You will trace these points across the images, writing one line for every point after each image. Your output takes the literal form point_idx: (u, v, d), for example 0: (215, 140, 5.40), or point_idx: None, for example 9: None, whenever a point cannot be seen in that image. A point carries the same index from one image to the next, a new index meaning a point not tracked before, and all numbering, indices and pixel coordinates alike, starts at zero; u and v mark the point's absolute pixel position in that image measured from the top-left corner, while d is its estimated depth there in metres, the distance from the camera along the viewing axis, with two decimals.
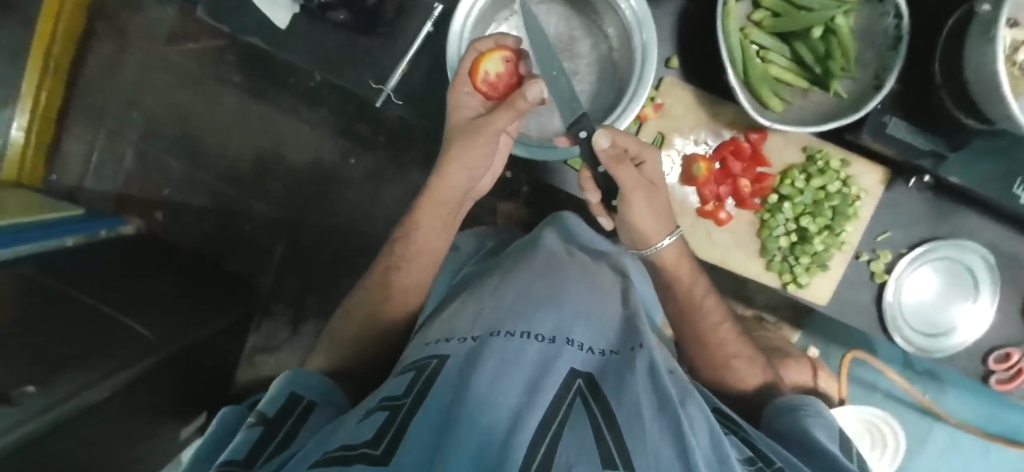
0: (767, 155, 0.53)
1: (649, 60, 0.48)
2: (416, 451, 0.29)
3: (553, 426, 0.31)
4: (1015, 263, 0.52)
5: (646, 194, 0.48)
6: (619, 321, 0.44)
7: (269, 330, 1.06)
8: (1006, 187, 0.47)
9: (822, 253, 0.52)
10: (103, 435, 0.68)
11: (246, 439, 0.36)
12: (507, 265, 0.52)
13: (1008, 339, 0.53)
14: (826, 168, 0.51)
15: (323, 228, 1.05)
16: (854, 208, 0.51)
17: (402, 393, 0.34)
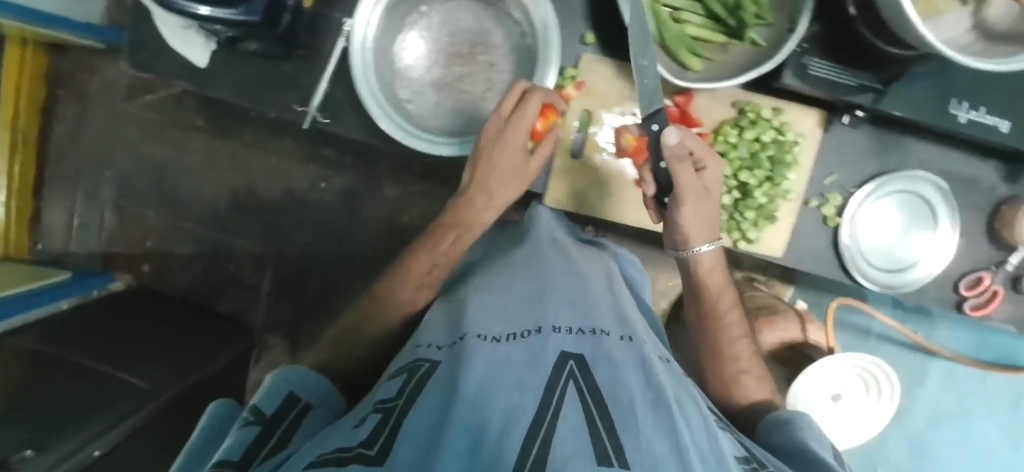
0: (697, 115, 0.51)
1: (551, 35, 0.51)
2: (411, 449, 0.29)
3: (546, 413, 0.30)
4: (972, 184, 0.52)
5: (700, 197, 0.46)
6: (610, 307, 0.45)
7: (269, 364, 1.07)
8: (943, 111, 0.46)
9: (766, 205, 0.50)
10: None
11: (241, 437, 0.37)
12: (493, 264, 0.52)
13: (976, 262, 0.53)
14: (757, 120, 0.50)
15: (306, 256, 1.06)
16: (792, 155, 0.50)
17: (394, 396, 0.36)
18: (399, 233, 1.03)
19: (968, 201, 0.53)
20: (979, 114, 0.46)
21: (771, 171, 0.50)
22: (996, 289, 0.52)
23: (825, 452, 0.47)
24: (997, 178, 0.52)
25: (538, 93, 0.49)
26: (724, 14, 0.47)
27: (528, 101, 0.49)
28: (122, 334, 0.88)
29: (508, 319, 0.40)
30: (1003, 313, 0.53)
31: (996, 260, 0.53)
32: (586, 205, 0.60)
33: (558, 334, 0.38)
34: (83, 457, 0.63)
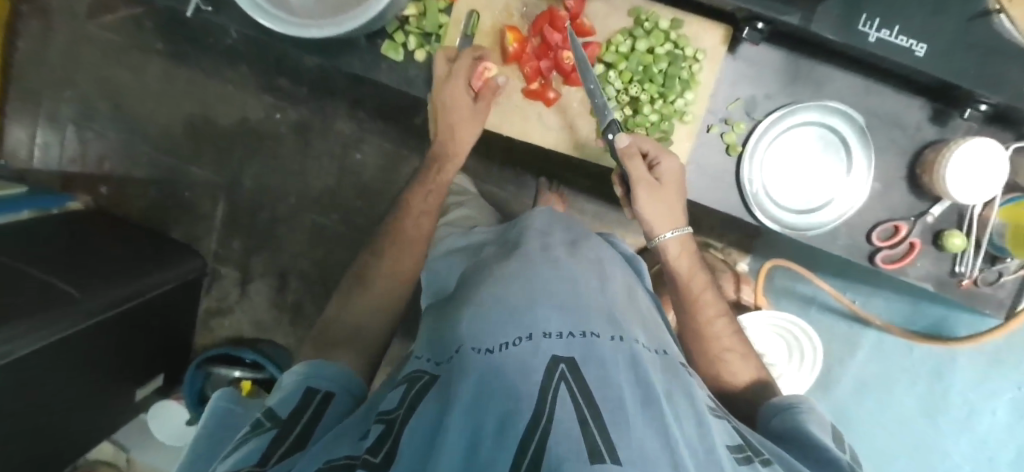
0: (590, 23, 0.54)
1: None
2: (412, 460, 0.31)
3: (541, 423, 0.31)
4: (893, 122, 0.54)
5: (652, 188, 0.53)
6: (604, 304, 0.44)
7: (220, 293, 1.12)
8: (850, 29, 0.45)
9: (658, 123, 0.54)
10: (44, 387, 0.73)
11: (257, 445, 0.36)
12: (487, 266, 0.52)
13: (895, 212, 0.56)
14: (652, 30, 0.53)
15: (259, 187, 1.07)
16: (690, 72, 0.53)
17: (393, 408, 0.38)
18: (350, 171, 1.05)
19: (888, 141, 0.55)
20: (891, 34, 0.45)
21: (662, 87, 0.53)
22: (913, 242, 0.55)
23: (826, 436, 0.44)
24: (920, 119, 0.54)
25: (466, 50, 0.55)
26: None
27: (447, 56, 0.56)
28: (67, 248, 0.88)
29: (502, 321, 0.41)
30: (912, 260, 0.56)
31: (918, 212, 0.55)
32: None
33: (548, 339, 0.38)
34: (5, 352, 0.65)
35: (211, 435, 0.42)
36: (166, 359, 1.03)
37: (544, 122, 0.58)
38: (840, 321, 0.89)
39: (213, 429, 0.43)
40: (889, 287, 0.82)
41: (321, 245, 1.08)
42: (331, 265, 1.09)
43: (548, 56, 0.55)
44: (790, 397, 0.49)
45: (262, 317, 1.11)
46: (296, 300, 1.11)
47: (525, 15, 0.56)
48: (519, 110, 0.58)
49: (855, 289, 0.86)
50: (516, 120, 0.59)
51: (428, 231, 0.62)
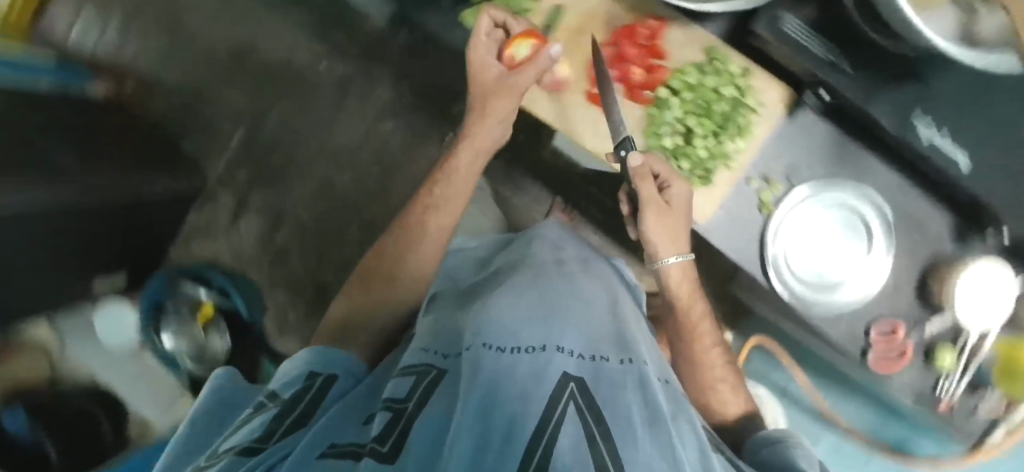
0: (666, 48, 0.57)
1: None
2: (418, 453, 0.32)
3: (549, 432, 0.30)
4: (918, 227, 0.56)
5: (658, 210, 0.55)
6: (611, 333, 0.45)
7: (210, 216, 1.11)
8: (908, 119, 0.47)
9: (706, 160, 0.56)
10: (14, 252, 0.71)
11: (263, 418, 0.41)
12: (503, 278, 0.56)
13: (898, 315, 0.57)
14: (721, 71, 0.55)
15: (282, 127, 1.08)
16: (746, 120, 0.55)
17: (403, 397, 0.40)
18: (375, 137, 1.05)
19: (907, 244, 0.56)
20: (941, 137, 0.46)
21: (716, 127, 0.56)
22: (905, 349, 0.55)
23: (803, 463, 0.44)
24: (943, 231, 0.56)
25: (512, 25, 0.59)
26: None
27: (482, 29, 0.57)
28: (73, 127, 0.87)
29: (514, 329, 0.42)
30: (903, 367, 0.56)
31: (915, 320, 0.56)
32: (529, 100, 0.60)
33: (561, 355, 0.38)
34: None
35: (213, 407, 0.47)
36: (135, 259, 1.03)
37: (596, 127, 0.59)
38: (806, 418, 0.89)
39: (215, 400, 0.47)
40: (864, 395, 0.85)
41: (324, 200, 1.08)
42: (328, 221, 1.08)
43: (619, 66, 0.57)
44: (771, 433, 0.50)
45: (244, 251, 1.10)
46: (284, 245, 1.09)
47: (608, 23, 0.59)
48: (578, 109, 0.59)
49: (829, 389, 0.87)
50: (570, 116, 0.59)
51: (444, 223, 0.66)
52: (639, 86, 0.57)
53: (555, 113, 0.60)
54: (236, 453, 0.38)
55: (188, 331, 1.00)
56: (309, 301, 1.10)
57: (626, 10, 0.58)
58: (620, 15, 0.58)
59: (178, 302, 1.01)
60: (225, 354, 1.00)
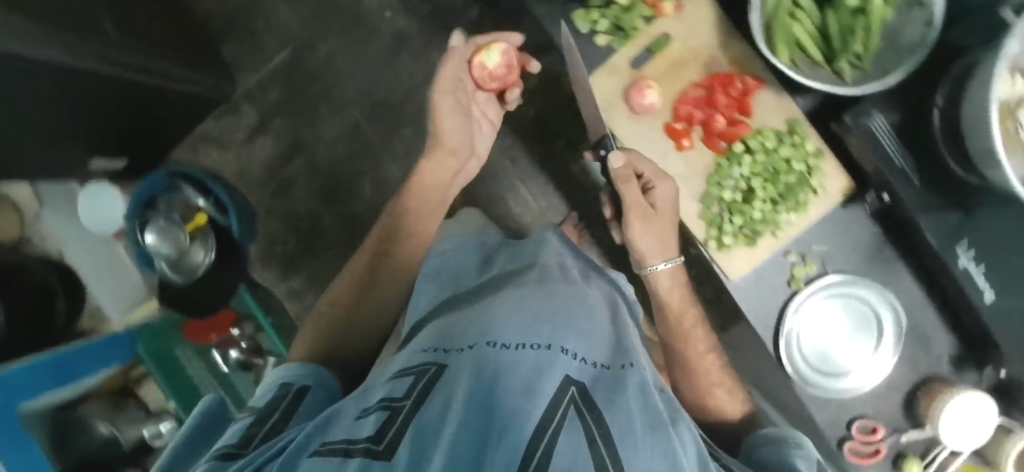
0: (753, 107, 0.59)
1: None
2: (414, 446, 0.36)
3: (551, 426, 0.35)
4: (921, 342, 0.59)
5: (644, 215, 0.59)
6: (607, 347, 0.54)
7: (228, 125, 1.09)
8: (951, 245, 0.50)
9: (757, 224, 0.58)
10: (36, 106, 0.69)
11: (240, 428, 0.49)
12: (513, 284, 0.63)
13: (881, 418, 0.59)
14: (798, 145, 0.57)
15: (328, 62, 1.06)
16: (806, 198, 0.57)
17: (402, 396, 0.45)
18: (417, 101, 1.05)
19: (906, 355, 0.59)
20: (977, 269, 0.50)
21: (777, 194, 0.58)
22: (880, 447, 0.57)
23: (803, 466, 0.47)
24: (942, 352, 0.59)
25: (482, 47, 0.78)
26: (834, 30, 0.51)
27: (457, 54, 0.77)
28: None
29: (517, 336, 0.48)
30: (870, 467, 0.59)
31: (896, 427, 0.59)
32: (609, 115, 0.61)
33: (562, 357, 0.46)
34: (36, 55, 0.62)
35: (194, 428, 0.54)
36: (140, 149, 1.01)
37: (665, 159, 0.61)
38: None
39: (199, 424, 0.54)
40: None
41: (346, 146, 1.07)
42: (343, 167, 1.08)
43: (706, 110, 0.59)
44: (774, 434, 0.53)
45: (251, 168, 1.09)
46: (291, 176, 1.09)
47: (707, 63, 0.60)
48: (652, 139, 0.61)
49: None
50: (645, 142, 0.61)
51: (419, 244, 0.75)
52: (719, 135, 0.59)
53: (630, 134, 0.61)
54: (219, 455, 0.44)
55: (171, 235, 0.95)
56: (301, 237, 1.10)
57: (729, 57, 0.60)
58: (721, 60, 0.60)
59: (174, 202, 0.98)
60: (206, 269, 0.96)
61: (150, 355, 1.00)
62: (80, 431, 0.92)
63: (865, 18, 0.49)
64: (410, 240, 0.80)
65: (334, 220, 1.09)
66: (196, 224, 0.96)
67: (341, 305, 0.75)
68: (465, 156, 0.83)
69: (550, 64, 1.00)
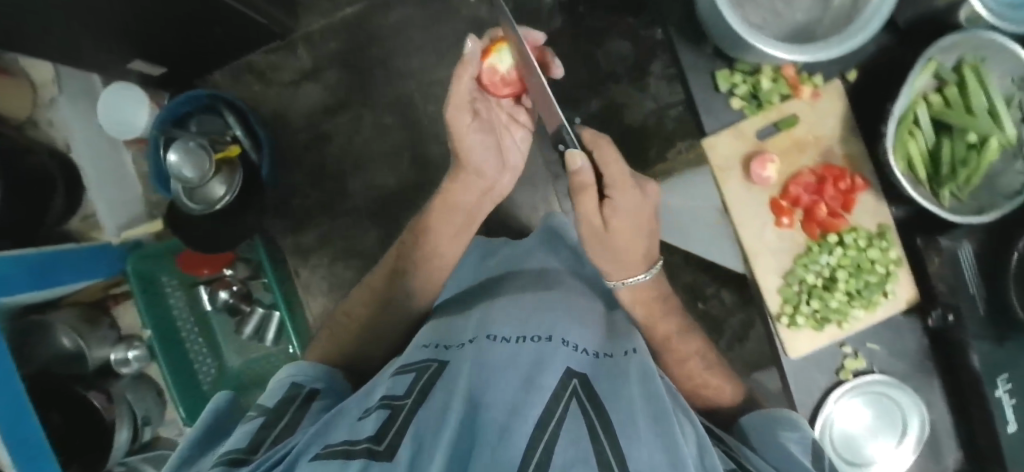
0: (855, 206, 0.49)
1: (853, 38, 0.42)
2: (412, 446, 0.41)
3: (550, 422, 0.40)
4: None
5: (597, 234, 0.64)
6: (604, 338, 0.63)
7: (276, 63, 1.05)
8: None
9: (830, 312, 0.49)
10: None
11: (249, 430, 0.52)
12: (516, 288, 0.72)
13: None
14: (884, 251, 0.49)
15: (397, 28, 1.03)
16: (877, 299, 0.49)
17: (403, 397, 0.50)
18: None
19: None
20: None
21: (859, 289, 0.49)
22: None
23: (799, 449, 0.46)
24: None
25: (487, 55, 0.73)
26: (944, 158, 0.48)
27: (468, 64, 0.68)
28: None
29: (517, 330, 0.56)
30: None
31: None
32: (720, 178, 0.50)
33: (563, 349, 0.53)
34: None
35: (214, 419, 0.58)
36: (182, 63, 0.97)
37: (762, 231, 0.50)
38: None
39: (217, 415, 0.59)
40: None
41: (392, 116, 1.05)
42: (383, 137, 1.05)
43: (813, 195, 0.49)
44: (771, 412, 0.52)
45: (291, 113, 1.06)
46: (328, 131, 1.06)
47: (825, 153, 0.49)
48: (751, 208, 0.50)
49: None
50: (748, 209, 0.50)
51: (439, 263, 0.81)
52: (821, 221, 0.49)
53: (727, 200, 0.51)
54: (227, 460, 0.47)
55: (196, 159, 0.84)
56: (321, 194, 1.07)
57: (845, 154, 0.49)
58: (837, 154, 0.49)
59: (208, 123, 0.96)
60: (225, 204, 0.89)
61: (138, 276, 0.94)
62: (44, 341, 0.87)
63: (981, 158, 0.46)
64: (423, 262, 0.80)
65: (360, 187, 1.07)
66: (228, 154, 0.90)
67: (357, 315, 0.79)
68: (492, 172, 0.81)
69: (616, 94, 1.01)
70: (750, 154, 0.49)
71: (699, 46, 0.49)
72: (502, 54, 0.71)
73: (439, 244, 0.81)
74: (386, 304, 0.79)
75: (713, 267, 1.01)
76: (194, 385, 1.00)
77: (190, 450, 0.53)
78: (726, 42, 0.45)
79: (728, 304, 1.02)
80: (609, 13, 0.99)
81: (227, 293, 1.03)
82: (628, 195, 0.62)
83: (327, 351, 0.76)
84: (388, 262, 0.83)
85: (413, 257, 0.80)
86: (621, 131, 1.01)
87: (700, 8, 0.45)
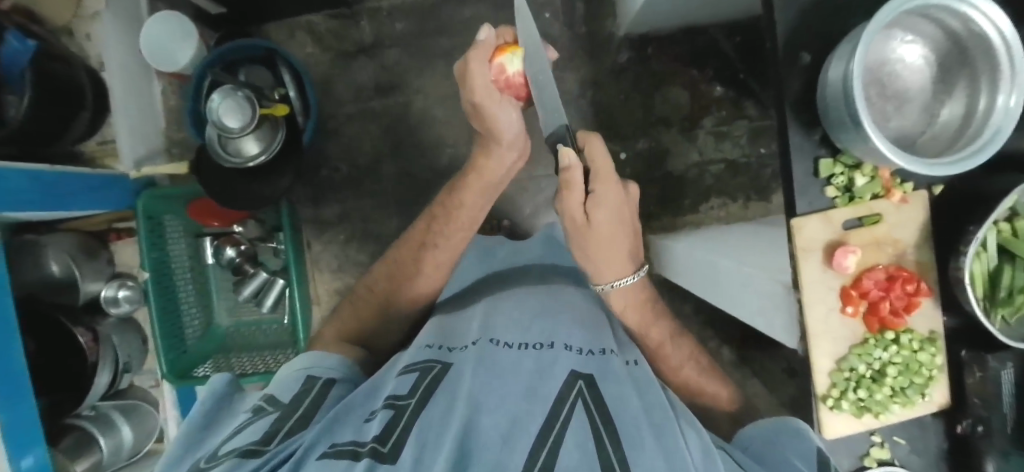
0: (916, 309, 0.52)
1: (961, 162, 0.43)
2: (417, 453, 0.37)
3: (549, 438, 0.38)
4: None
5: (579, 231, 0.63)
6: (610, 339, 0.60)
7: (338, 30, 1.03)
8: None
9: (873, 403, 0.52)
10: None
11: (264, 425, 0.44)
12: (523, 288, 0.70)
13: None
14: (932, 356, 0.51)
15: (468, 24, 1.02)
16: (919, 398, 0.52)
17: (406, 397, 0.45)
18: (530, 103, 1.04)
19: None
20: None
21: (903, 387, 0.52)
22: None
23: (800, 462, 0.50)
24: None
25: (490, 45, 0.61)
26: (1003, 283, 0.49)
27: (483, 46, 0.59)
28: None
29: (519, 338, 0.54)
30: None
31: None
32: (801, 259, 0.52)
33: (567, 352, 0.50)
34: None
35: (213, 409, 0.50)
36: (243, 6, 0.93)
37: (826, 315, 0.53)
38: None
39: (215, 402, 0.51)
40: None
41: (443, 110, 1.03)
42: (428, 129, 1.04)
43: (882, 291, 0.51)
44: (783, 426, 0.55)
45: (341, 82, 1.03)
46: (374, 110, 1.04)
47: (900, 255, 0.52)
48: (821, 290, 0.53)
49: None
50: (817, 291, 0.53)
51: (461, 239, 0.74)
52: (882, 318, 0.52)
53: (798, 278, 0.53)
54: (239, 452, 0.40)
55: (239, 109, 0.80)
56: (352, 171, 1.04)
57: (917, 260, 0.52)
58: (909, 259, 0.53)
59: (256, 75, 0.93)
60: (253, 163, 0.85)
61: (147, 216, 0.88)
62: (32, 263, 0.80)
63: None
64: (452, 232, 0.73)
65: (393, 172, 1.04)
66: (274, 112, 0.87)
67: (381, 290, 0.73)
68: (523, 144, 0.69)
69: (665, 139, 1.03)
70: (832, 242, 0.52)
71: (810, 130, 0.51)
72: (515, 54, 0.60)
73: (465, 228, 0.73)
74: (408, 275, 0.73)
75: (719, 323, 1.04)
76: (178, 339, 0.94)
77: (191, 444, 0.45)
78: (840, 135, 0.47)
79: (726, 361, 1.05)
80: (675, 62, 1.01)
81: (233, 251, 0.99)
82: (611, 190, 0.61)
83: (339, 330, 0.70)
84: (418, 233, 0.75)
85: (442, 226, 0.73)
86: (661, 176, 1.03)
87: (825, 95, 0.48)
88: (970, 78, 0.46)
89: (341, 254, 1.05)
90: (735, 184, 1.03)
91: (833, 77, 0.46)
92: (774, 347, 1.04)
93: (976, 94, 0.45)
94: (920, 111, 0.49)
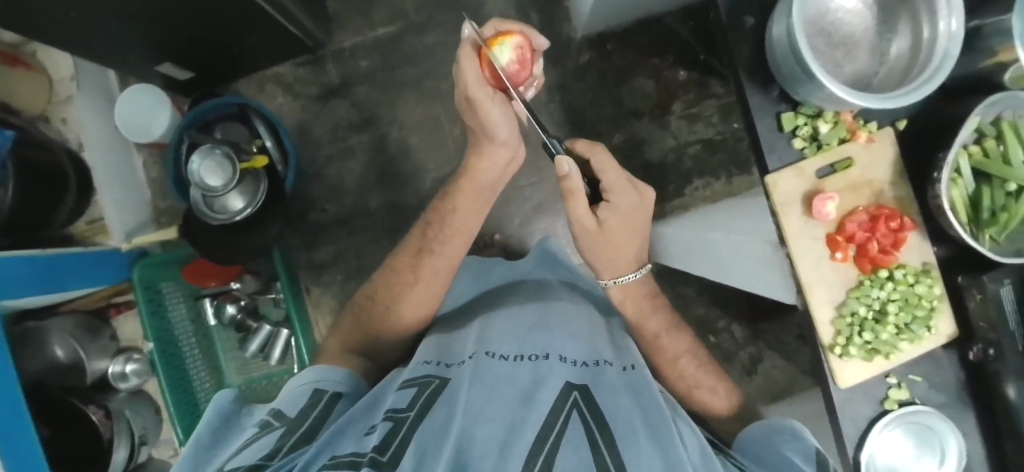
0: (904, 245, 0.53)
1: (916, 92, 0.45)
2: (415, 463, 0.37)
3: (545, 449, 0.38)
4: None
5: (591, 234, 0.64)
6: (607, 348, 0.59)
7: (307, 77, 1.05)
8: None
9: (881, 344, 0.52)
10: None
11: (270, 438, 0.44)
12: (520, 299, 0.71)
13: None
14: (928, 288, 0.52)
15: (430, 50, 1.04)
16: (925, 332, 0.52)
17: (404, 410, 0.45)
18: None
19: None
20: None
21: (908, 323, 0.52)
22: None
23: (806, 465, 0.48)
24: None
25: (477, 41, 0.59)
26: (985, 205, 0.49)
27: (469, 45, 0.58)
28: None
29: (515, 350, 0.54)
30: None
31: None
32: (783, 211, 0.53)
33: (563, 364, 0.50)
34: None
35: (217, 429, 0.49)
36: (212, 69, 0.96)
37: (817, 265, 0.53)
38: None
39: (218, 423, 0.50)
40: None
41: (419, 137, 1.05)
42: (407, 158, 1.05)
43: (867, 233, 0.52)
44: (772, 424, 0.55)
45: (317, 127, 1.06)
46: (352, 147, 1.06)
47: (878, 195, 0.53)
48: (808, 241, 0.53)
49: None
50: (803, 241, 0.53)
51: (458, 243, 0.73)
52: (873, 257, 0.52)
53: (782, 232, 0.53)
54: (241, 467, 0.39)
55: (220, 166, 0.81)
56: (340, 210, 1.06)
57: (895, 197, 0.53)
58: (888, 197, 0.53)
59: (232, 132, 0.95)
60: (241, 217, 0.86)
61: (144, 285, 0.88)
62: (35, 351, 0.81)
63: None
64: (447, 238, 0.72)
65: (380, 205, 1.06)
66: (254, 165, 0.88)
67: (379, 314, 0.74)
68: (517, 145, 0.68)
69: (639, 129, 1.05)
70: (809, 192, 0.53)
71: (767, 89, 0.52)
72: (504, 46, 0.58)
73: (460, 241, 0.73)
74: (403, 291, 0.72)
75: (725, 300, 1.04)
76: (190, 401, 0.94)
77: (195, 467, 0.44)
78: (797, 88, 0.49)
79: (739, 338, 1.05)
80: (635, 53, 1.04)
81: (234, 307, 1.01)
82: (626, 193, 0.63)
83: (346, 342, 0.71)
84: (414, 239, 0.75)
85: (437, 233, 0.72)
86: (642, 165, 1.04)
87: (774, 53, 0.49)
88: (910, 13, 0.47)
89: (340, 295, 1.05)
90: (715, 162, 1.04)
91: (778, 34, 0.47)
92: (784, 316, 1.04)
93: (920, 25, 0.47)
94: (870, 52, 0.50)
